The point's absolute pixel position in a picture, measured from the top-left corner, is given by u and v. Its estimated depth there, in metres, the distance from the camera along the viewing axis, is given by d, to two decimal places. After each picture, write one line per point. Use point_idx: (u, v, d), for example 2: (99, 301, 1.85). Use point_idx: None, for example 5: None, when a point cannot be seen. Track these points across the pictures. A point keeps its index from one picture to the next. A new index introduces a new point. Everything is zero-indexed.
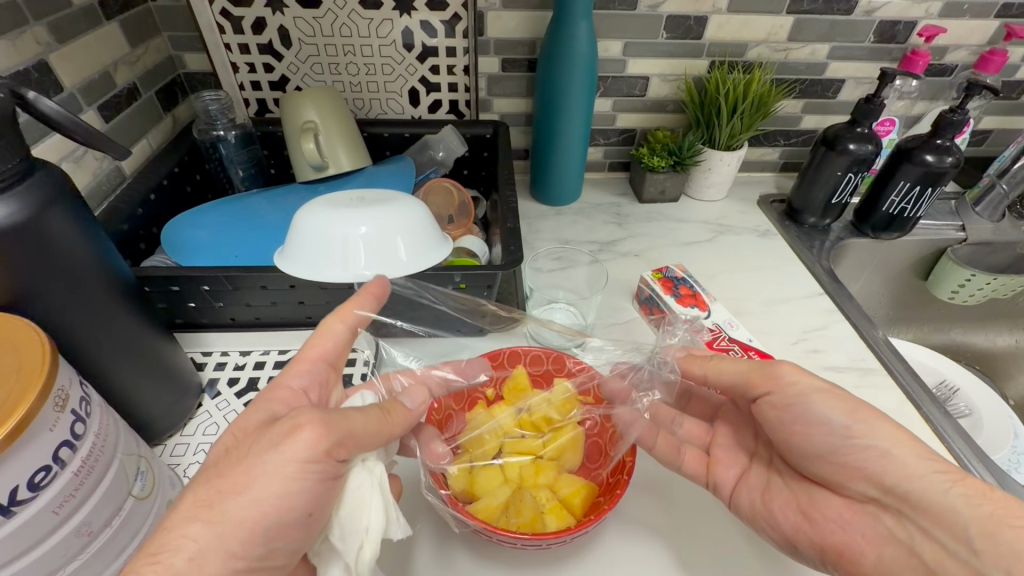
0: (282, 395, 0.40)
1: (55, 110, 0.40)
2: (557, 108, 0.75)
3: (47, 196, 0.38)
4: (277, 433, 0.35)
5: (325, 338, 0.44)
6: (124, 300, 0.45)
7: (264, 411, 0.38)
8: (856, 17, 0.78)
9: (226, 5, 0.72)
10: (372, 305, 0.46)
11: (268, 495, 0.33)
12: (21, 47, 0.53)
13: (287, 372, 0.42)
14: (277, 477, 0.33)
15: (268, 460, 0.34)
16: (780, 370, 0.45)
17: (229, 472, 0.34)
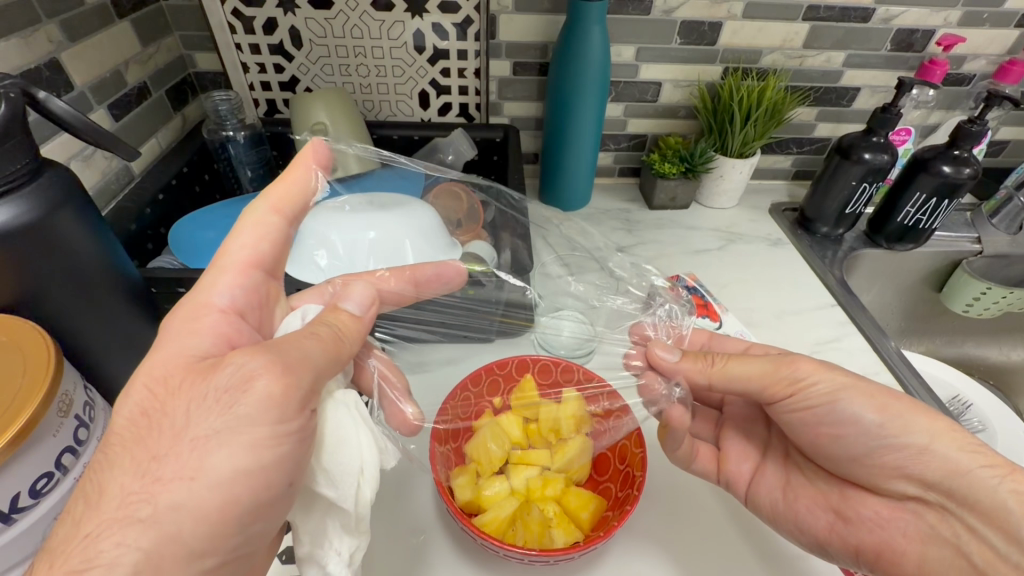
0: (202, 323, 0.35)
1: (65, 110, 0.40)
2: (566, 111, 0.74)
3: (58, 197, 0.38)
4: (226, 377, 0.31)
5: (254, 229, 0.38)
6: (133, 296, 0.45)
7: (189, 346, 0.33)
8: (874, 25, 0.77)
9: (238, 5, 0.71)
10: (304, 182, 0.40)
11: (222, 463, 0.29)
12: (33, 46, 0.53)
13: (208, 288, 0.37)
14: (240, 451, 0.30)
15: (219, 420, 0.30)
16: (799, 372, 0.45)
17: (166, 461, 0.29)
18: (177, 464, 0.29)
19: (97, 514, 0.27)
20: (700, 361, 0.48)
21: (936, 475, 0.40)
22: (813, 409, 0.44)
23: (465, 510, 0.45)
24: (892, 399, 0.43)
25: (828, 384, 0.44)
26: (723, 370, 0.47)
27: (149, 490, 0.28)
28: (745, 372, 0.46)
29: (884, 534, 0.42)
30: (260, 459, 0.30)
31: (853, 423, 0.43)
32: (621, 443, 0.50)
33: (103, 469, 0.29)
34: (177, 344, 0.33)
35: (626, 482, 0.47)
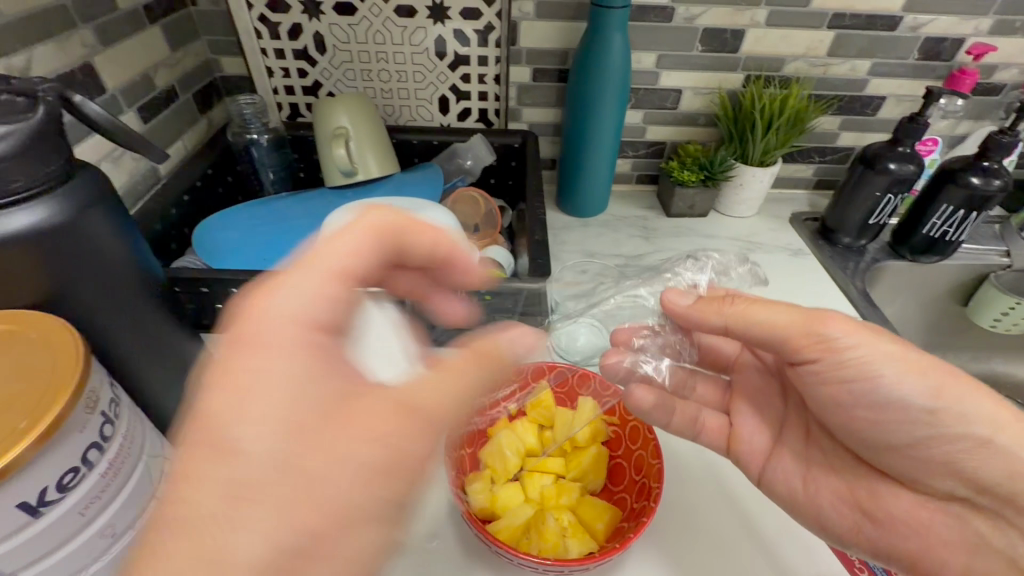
0: (301, 335, 0.28)
1: (98, 113, 0.40)
2: (581, 129, 0.75)
3: (89, 199, 0.39)
4: (379, 433, 0.27)
5: (350, 251, 0.33)
6: (428, 233, 0.39)
7: (283, 353, 0.28)
8: (900, 33, 0.76)
9: (265, 11, 0.73)
10: (370, 251, 0.34)
11: (357, 491, 0.26)
12: (68, 50, 0.54)
13: (287, 299, 0.29)
14: (374, 519, 0.27)
15: (363, 462, 0.27)
16: (831, 330, 0.40)
17: (311, 501, 0.25)
18: (312, 495, 0.25)
19: (209, 528, 0.23)
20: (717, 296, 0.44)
21: (997, 477, 0.38)
22: (847, 383, 0.41)
23: (480, 516, 0.44)
24: (945, 381, 0.39)
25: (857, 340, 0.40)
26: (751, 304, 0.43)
27: (292, 534, 0.24)
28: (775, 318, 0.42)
29: (924, 543, 0.41)
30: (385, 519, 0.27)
31: (898, 407, 0.40)
32: (637, 453, 0.49)
33: (236, 459, 0.25)
34: (276, 346, 0.28)
35: (642, 493, 0.46)
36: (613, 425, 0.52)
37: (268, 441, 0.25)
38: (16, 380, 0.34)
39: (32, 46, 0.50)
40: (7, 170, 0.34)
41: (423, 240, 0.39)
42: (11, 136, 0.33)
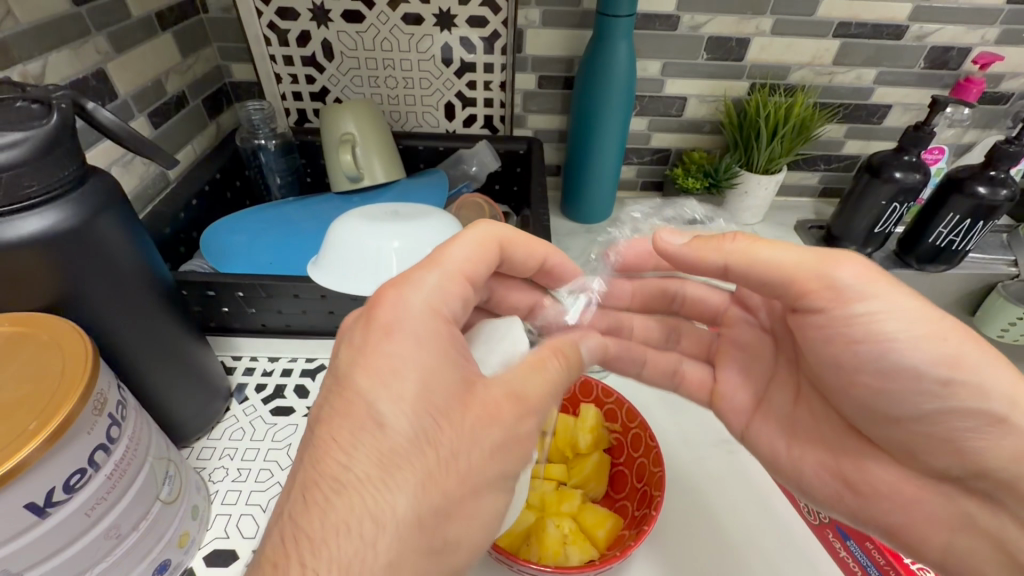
0: (434, 333, 0.33)
1: (110, 120, 0.41)
2: (586, 135, 0.76)
3: (100, 204, 0.39)
4: (503, 421, 0.32)
5: (472, 266, 0.39)
6: (528, 244, 0.44)
7: (411, 333, 0.32)
8: (906, 42, 0.76)
9: (274, 18, 0.74)
10: (482, 261, 0.40)
11: (485, 466, 0.31)
12: (81, 56, 0.55)
13: (413, 291, 0.34)
14: (493, 492, 0.32)
15: (491, 445, 0.32)
16: (840, 274, 0.38)
17: (449, 474, 0.30)
18: (451, 468, 0.30)
19: (358, 488, 0.28)
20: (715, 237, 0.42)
21: (1000, 461, 0.35)
22: (855, 344, 0.39)
23: None
24: (964, 350, 0.36)
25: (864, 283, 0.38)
26: (753, 242, 0.40)
27: (437, 498, 0.29)
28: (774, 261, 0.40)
29: (906, 516, 0.41)
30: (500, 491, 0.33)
31: (910, 376, 0.38)
32: (639, 461, 0.48)
33: (389, 433, 0.29)
34: (414, 340, 0.32)
35: (643, 501, 0.46)
36: (615, 432, 0.52)
37: (416, 421, 0.30)
38: (24, 383, 0.35)
39: (47, 53, 0.51)
40: (19, 176, 0.34)
41: (528, 255, 0.45)
42: (25, 143, 0.34)
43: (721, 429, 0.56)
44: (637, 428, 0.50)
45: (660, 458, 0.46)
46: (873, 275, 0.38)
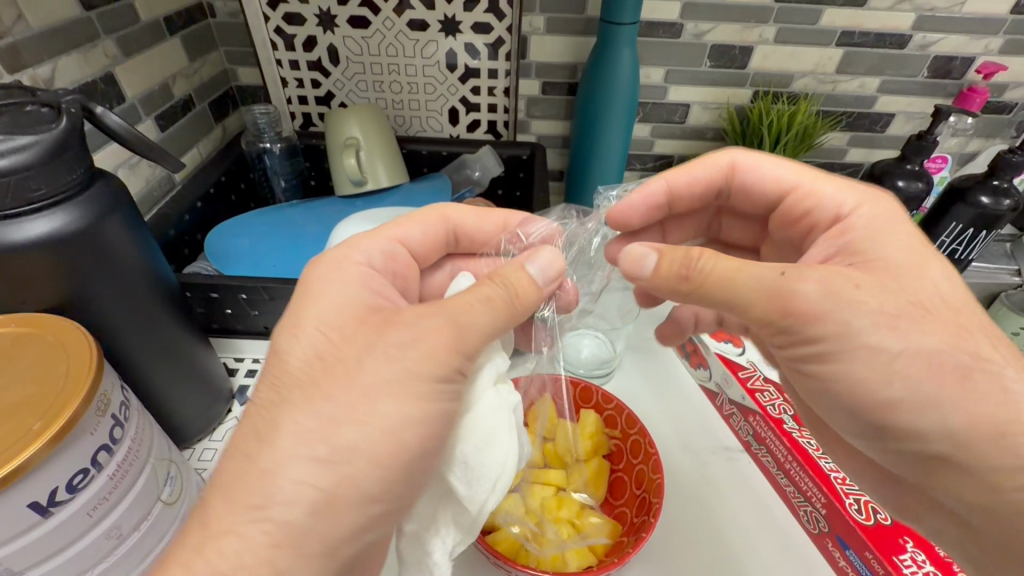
0: (347, 271, 0.37)
1: (119, 124, 0.42)
2: (591, 128, 0.75)
3: (106, 206, 0.40)
4: (405, 322, 0.33)
5: (405, 231, 0.45)
6: (473, 213, 0.49)
7: (338, 275, 0.36)
8: (910, 51, 0.76)
9: (281, 23, 0.74)
10: (419, 225, 0.46)
11: (384, 365, 0.31)
12: (90, 60, 0.56)
13: (351, 246, 0.40)
14: (403, 393, 0.31)
15: (395, 341, 0.32)
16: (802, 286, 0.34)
17: (342, 376, 0.31)
18: (342, 369, 0.31)
19: (265, 404, 0.31)
20: (682, 253, 0.38)
21: None
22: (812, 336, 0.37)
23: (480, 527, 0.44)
24: None
25: (832, 326, 0.34)
26: (723, 278, 0.36)
27: (325, 402, 0.30)
28: (771, 176, 0.47)
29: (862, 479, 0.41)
30: (422, 399, 0.31)
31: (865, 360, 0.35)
32: (638, 468, 0.48)
33: (287, 349, 0.32)
34: (323, 279, 0.36)
35: (641, 507, 0.46)
36: (614, 438, 0.52)
37: (312, 336, 0.32)
38: (30, 384, 0.35)
39: (57, 57, 0.52)
40: (28, 178, 0.35)
41: (480, 219, 0.49)
42: (34, 146, 0.34)
43: (721, 437, 0.56)
44: (636, 434, 0.50)
45: (659, 466, 0.46)
46: (844, 300, 0.34)
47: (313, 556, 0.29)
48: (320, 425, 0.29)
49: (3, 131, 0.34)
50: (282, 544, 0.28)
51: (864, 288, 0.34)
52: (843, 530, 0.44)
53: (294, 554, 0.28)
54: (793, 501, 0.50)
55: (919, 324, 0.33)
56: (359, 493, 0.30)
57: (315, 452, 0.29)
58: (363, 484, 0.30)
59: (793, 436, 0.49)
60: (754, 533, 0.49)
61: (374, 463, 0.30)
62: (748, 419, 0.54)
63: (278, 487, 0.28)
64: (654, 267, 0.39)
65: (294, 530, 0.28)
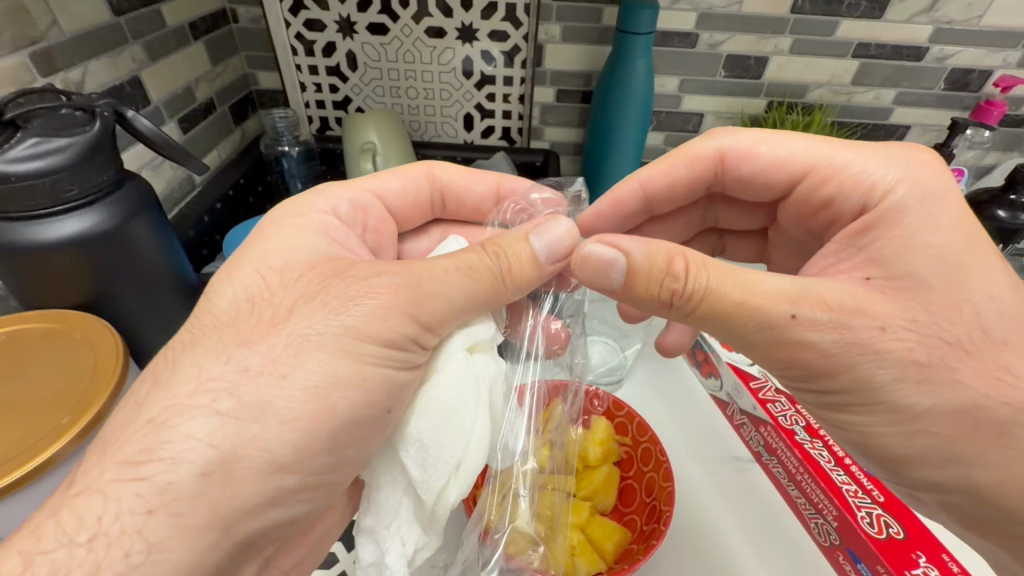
0: (299, 219, 0.38)
1: (148, 128, 0.43)
2: (603, 144, 0.76)
3: (134, 207, 0.41)
4: (355, 275, 0.33)
5: (380, 184, 0.45)
6: (462, 172, 0.48)
7: (295, 222, 0.37)
8: (927, 63, 0.76)
9: (301, 29, 0.76)
10: (397, 178, 0.46)
11: (313, 316, 0.31)
12: (118, 64, 0.58)
13: (320, 194, 0.41)
14: (321, 349, 0.30)
15: (329, 297, 0.31)
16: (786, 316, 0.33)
17: (260, 326, 0.31)
18: (263, 313, 0.31)
19: (177, 350, 0.31)
20: (660, 268, 0.35)
21: None
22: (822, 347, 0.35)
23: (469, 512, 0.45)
24: None
25: (850, 380, 0.33)
26: (712, 317, 0.34)
27: (236, 346, 0.30)
28: (770, 160, 0.43)
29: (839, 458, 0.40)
30: (361, 359, 0.31)
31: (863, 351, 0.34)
32: (648, 475, 0.48)
33: (217, 290, 0.33)
34: (278, 225, 0.37)
35: (651, 516, 0.46)
36: (625, 445, 0.52)
37: (239, 278, 0.33)
38: (57, 383, 0.36)
39: (88, 61, 0.53)
40: (60, 180, 0.36)
41: (473, 181, 0.49)
42: (69, 149, 0.36)
43: (732, 447, 0.56)
44: (648, 443, 0.50)
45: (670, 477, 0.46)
46: (869, 352, 0.32)
47: (199, 528, 0.27)
48: (228, 380, 0.29)
49: (37, 133, 0.35)
50: (158, 510, 0.26)
51: (891, 330, 0.32)
52: (855, 543, 0.44)
53: (174, 521, 0.26)
54: (804, 513, 0.50)
55: (951, 377, 0.32)
56: (262, 458, 0.28)
57: (219, 407, 0.28)
58: (270, 448, 0.28)
59: (804, 447, 0.49)
60: (761, 543, 0.49)
61: (284, 425, 0.29)
62: (759, 429, 0.54)
63: (170, 435, 0.27)
64: (623, 275, 0.36)
65: (177, 493, 0.26)
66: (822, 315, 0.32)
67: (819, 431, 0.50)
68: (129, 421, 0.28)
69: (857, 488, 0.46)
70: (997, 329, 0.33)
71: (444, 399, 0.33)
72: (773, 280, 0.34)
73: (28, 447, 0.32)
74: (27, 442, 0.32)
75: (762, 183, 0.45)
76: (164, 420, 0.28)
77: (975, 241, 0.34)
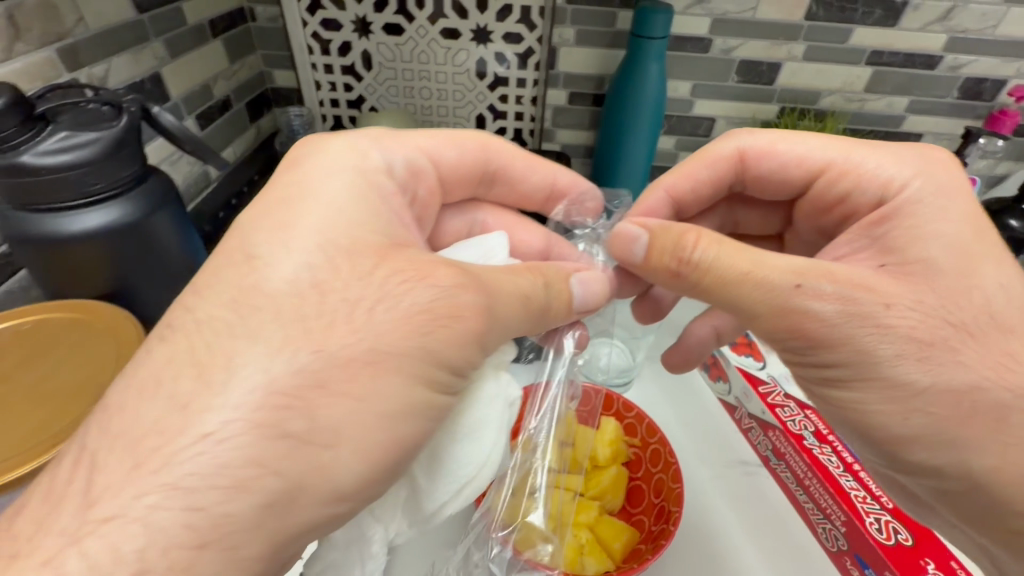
0: (358, 179, 0.34)
1: (173, 123, 0.44)
2: (614, 143, 0.76)
3: (156, 201, 0.41)
4: (437, 283, 0.29)
5: (437, 146, 0.43)
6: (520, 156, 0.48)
7: (339, 176, 0.34)
8: (940, 72, 0.76)
9: (318, 29, 0.77)
10: (447, 139, 0.44)
11: (386, 326, 0.28)
12: (140, 61, 0.58)
13: (376, 143, 0.38)
14: (398, 373, 0.27)
15: (412, 304, 0.28)
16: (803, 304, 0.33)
17: (335, 326, 0.27)
18: (340, 322, 0.27)
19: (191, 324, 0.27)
20: (672, 239, 0.37)
21: None
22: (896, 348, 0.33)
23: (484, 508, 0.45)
24: None
25: (851, 353, 0.34)
26: (715, 285, 0.35)
27: (309, 354, 0.26)
28: (790, 156, 0.45)
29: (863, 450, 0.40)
30: (420, 379, 0.28)
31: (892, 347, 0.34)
32: (658, 476, 0.49)
33: (265, 249, 0.29)
34: (320, 183, 0.33)
35: (660, 516, 0.46)
36: (634, 447, 0.52)
37: (300, 250, 0.29)
38: (86, 366, 0.37)
39: (111, 57, 0.54)
40: (86, 174, 0.36)
41: (529, 172, 0.48)
42: (95, 143, 0.36)
43: (740, 451, 0.56)
44: (659, 445, 0.50)
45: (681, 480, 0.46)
46: (873, 326, 0.33)
47: (249, 558, 0.24)
48: (290, 392, 0.25)
49: (66, 128, 0.36)
50: (210, 543, 0.23)
51: (894, 308, 0.33)
52: (862, 548, 0.44)
53: (226, 555, 0.24)
54: (812, 518, 0.50)
55: (952, 357, 0.33)
56: (328, 487, 0.26)
57: (288, 428, 0.25)
58: (338, 477, 0.26)
59: (813, 452, 0.50)
60: (769, 549, 0.49)
61: (356, 454, 0.26)
62: (767, 433, 0.54)
63: (233, 459, 0.24)
64: (645, 250, 0.39)
65: (235, 526, 0.24)
66: (828, 288, 0.33)
67: (828, 437, 0.51)
68: (177, 432, 0.24)
69: (865, 493, 0.46)
70: (1000, 334, 0.34)
71: (466, 411, 0.33)
72: (779, 259, 0.34)
73: (31, 447, 0.31)
74: (31, 441, 0.32)
75: (781, 179, 0.46)
76: (224, 437, 0.24)
77: (975, 238, 0.35)
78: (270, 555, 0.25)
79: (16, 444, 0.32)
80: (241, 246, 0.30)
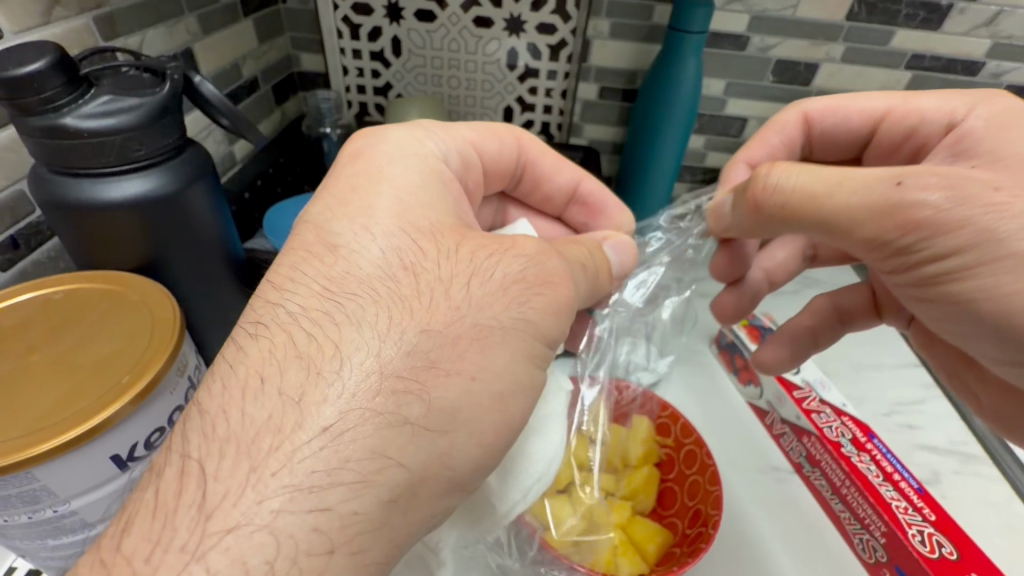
0: (411, 168, 0.34)
1: (213, 93, 0.44)
2: (646, 139, 0.75)
3: (193, 174, 0.40)
4: (523, 251, 0.31)
5: (478, 136, 0.41)
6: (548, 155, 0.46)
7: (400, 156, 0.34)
8: (981, 79, 0.75)
9: (348, 12, 0.76)
10: (478, 129, 0.41)
11: (484, 298, 0.29)
12: (174, 35, 0.58)
13: (420, 133, 0.37)
14: (507, 382, 0.28)
15: (505, 273, 0.30)
16: (913, 196, 0.32)
17: (437, 305, 0.28)
18: (440, 297, 0.28)
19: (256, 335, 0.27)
20: (748, 179, 0.40)
21: None
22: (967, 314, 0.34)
23: None
24: None
25: (972, 234, 0.31)
26: (810, 197, 0.35)
27: (416, 332, 0.27)
28: (854, 109, 0.47)
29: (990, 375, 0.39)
30: (509, 372, 0.28)
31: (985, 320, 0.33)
32: (692, 479, 0.47)
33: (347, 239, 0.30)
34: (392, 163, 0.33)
35: (695, 519, 0.45)
36: (666, 447, 0.51)
37: (383, 234, 0.30)
38: (118, 337, 0.35)
39: (145, 30, 0.54)
40: (129, 140, 0.36)
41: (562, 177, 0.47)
42: (138, 108, 0.35)
43: (770, 457, 0.55)
44: (692, 446, 0.48)
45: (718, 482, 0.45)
46: (987, 206, 0.31)
47: (374, 562, 0.25)
48: (406, 375, 0.26)
49: (110, 92, 0.35)
50: (339, 549, 0.23)
51: (1006, 190, 0.31)
52: (903, 560, 0.43)
53: (354, 559, 0.24)
54: (847, 528, 0.48)
55: None
56: (448, 476, 0.27)
57: (407, 414, 0.26)
58: (422, 484, 0.26)
59: (851, 460, 0.48)
60: (802, 560, 0.47)
61: (473, 438, 0.27)
62: (801, 439, 0.52)
63: (354, 452, 0.24)
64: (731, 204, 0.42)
65: (362, 525, 0.24)
66: (932, 179, 0.32)
67: (866, 445, 0.49)
68: (294, 428, 0.24)
69: (906, 504, 0.45)
70: None
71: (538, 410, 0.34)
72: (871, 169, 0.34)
73: (51, 424, 0.30)
74: (52, 417, 0.30)
75: (845, 131, 0.48)
76: (343, 430, 0.25)
77: None
78: (391, 558, 0.25)
79: (40, 418, 0.30)
80: (320, 238, 0.30)
